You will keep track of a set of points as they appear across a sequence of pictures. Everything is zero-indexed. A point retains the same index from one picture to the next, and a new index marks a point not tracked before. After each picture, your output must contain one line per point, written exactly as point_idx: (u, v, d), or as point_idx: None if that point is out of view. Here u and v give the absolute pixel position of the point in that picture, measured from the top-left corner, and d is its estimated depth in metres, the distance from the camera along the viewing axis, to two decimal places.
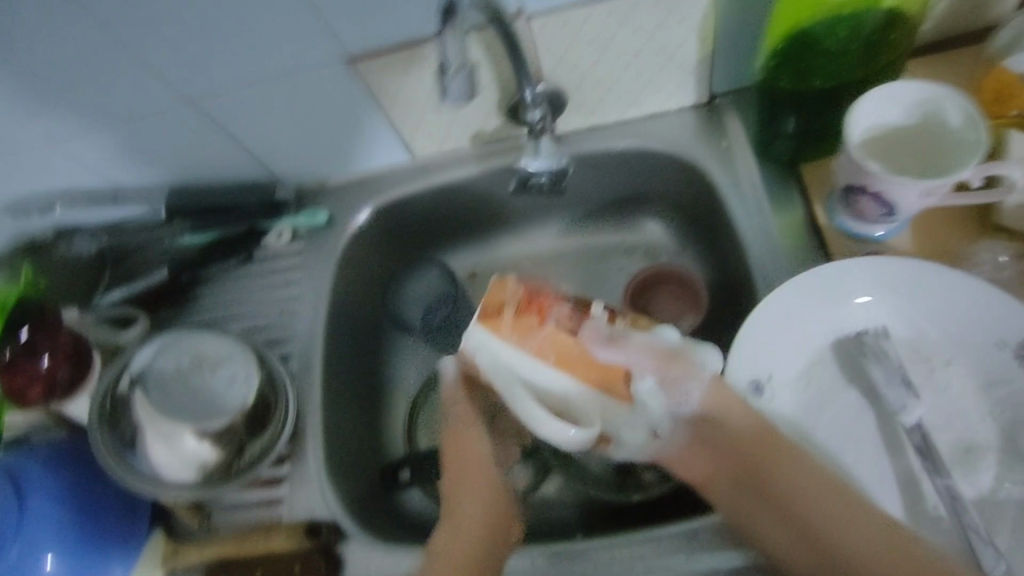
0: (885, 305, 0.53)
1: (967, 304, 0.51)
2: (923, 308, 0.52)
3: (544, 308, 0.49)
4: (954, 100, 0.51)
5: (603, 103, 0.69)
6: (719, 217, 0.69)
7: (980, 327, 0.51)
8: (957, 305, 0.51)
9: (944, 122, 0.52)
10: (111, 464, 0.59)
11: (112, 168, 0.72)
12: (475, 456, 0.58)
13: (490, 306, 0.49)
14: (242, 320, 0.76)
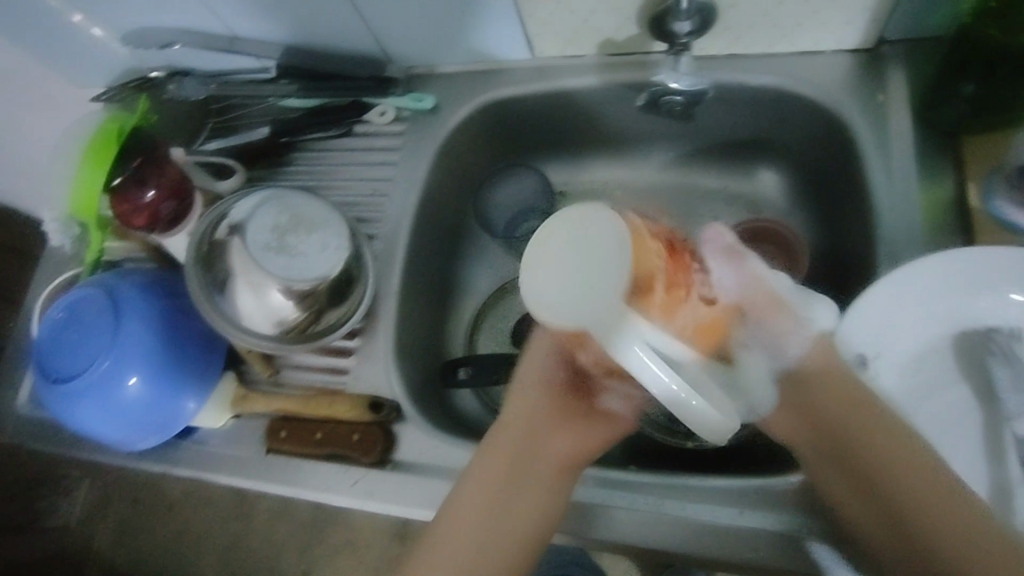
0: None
1: None
2: None
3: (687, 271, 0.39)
4: None
5: (752, 30, 0.62)
6: (849, 177, 0.63)
7: None
8: None
9: None
10: (201, 303, 0.61)
11: (233, 13, 0.71)
12: (529, 396, 0.52)
13: (641, 280, 0.36)
14: (334, 192, 0.76)
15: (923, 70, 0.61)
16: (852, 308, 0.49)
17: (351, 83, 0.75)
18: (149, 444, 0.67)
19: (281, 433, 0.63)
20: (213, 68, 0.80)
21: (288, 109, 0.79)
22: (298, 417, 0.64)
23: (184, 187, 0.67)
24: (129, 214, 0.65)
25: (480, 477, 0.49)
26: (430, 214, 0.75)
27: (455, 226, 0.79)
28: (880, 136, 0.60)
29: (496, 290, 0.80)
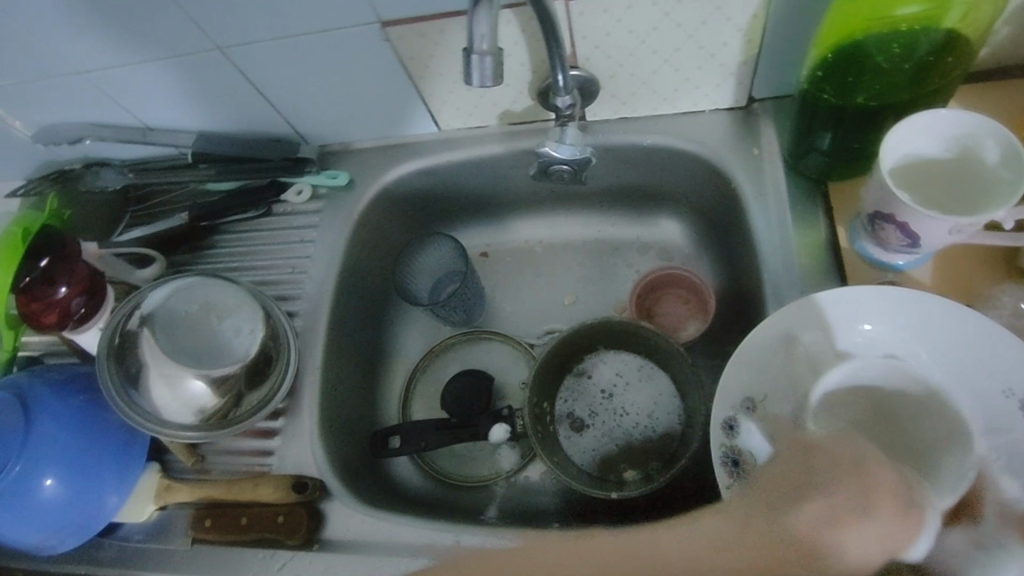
0: (884, 330, 0.52)
1: (984, 356, 0.50)
2: (933, 348, 0.51)
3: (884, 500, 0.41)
4: (994, 138, 0.49)
5: (635, 96, 0.67)
6: (737, 224, 0.68)
7: (991, 375, 0.49)
8: (973, 354, 0.50)
9: (979, 159, 0.51)
10: (116, 397, 0.61)
11: (144, 105, 0.73)
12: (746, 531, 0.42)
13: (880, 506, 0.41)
14: (255, 272, 0.77)
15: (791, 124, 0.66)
16: (730, 368, 0.52)
17: (267, 164, 0.77)
18: (69, 546, 0.65)
19: (207, 521, 0.63)
20: (133, 157, 0.81)
21: (210, 192, 0.81)
22: (222, 503, 0.64)
23: (96, 282, 0.67)
24: (39, 312, 0.64)
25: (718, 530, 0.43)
26: (351, 286, 0.77)
27: (379, 294, 0.81)
28: (758, 186, 0.65)
29: (425, 353, 0.82)
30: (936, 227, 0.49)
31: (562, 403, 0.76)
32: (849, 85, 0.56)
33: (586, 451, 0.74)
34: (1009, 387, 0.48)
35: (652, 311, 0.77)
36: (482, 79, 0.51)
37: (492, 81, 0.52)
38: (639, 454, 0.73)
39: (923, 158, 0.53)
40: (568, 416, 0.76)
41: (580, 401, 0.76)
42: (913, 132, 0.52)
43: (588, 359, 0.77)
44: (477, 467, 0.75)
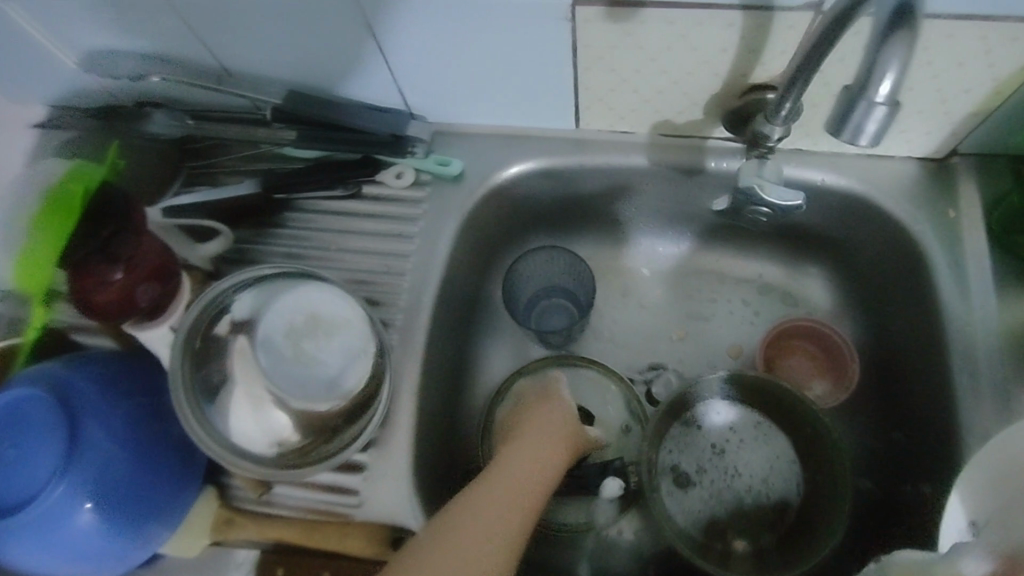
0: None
1: None
2: None
3: None
4: None
5: (827, 129, 0.58)
6: (912, 292, 0.60)
7: None
8: None
9: None
10: (186, 413, 0.49)
11: (232, 45, 0.60)
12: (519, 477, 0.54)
13: None
14: (338, 265, 0.65)
15: (996, 188, 0.58)
16: (961, 484, 0.46)
17: (366, 138, 0.64)
18: None
19: (279, 569, 0.56)
20: (194, 103, 0.67)
21: (288, 159, 0.68)
22: (297, 548, 0.55)
23: (169, 263, 0.53)
24: (95, 292, 0.51)
25: (512, 471, 0.54)
26: (449, 295, 0.66)
27: (470, 303, 0.70)
28: (954, 256, 0.57)
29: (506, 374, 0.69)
30: None
31: (667, 454, 0.68)
32: None
33: (694, 511, 0.66)
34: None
35: (775, 363, 0.68)
36: (857, 131, 0.38)
37: (873, 140, 0.38)
38: (752, 521, 0.66)
39: None
40: (673, 470, 0.68)
41: (688, 455, 0.68)
42: None
43: (701, 408, 0.68)
44: (569, 517, 0.66)
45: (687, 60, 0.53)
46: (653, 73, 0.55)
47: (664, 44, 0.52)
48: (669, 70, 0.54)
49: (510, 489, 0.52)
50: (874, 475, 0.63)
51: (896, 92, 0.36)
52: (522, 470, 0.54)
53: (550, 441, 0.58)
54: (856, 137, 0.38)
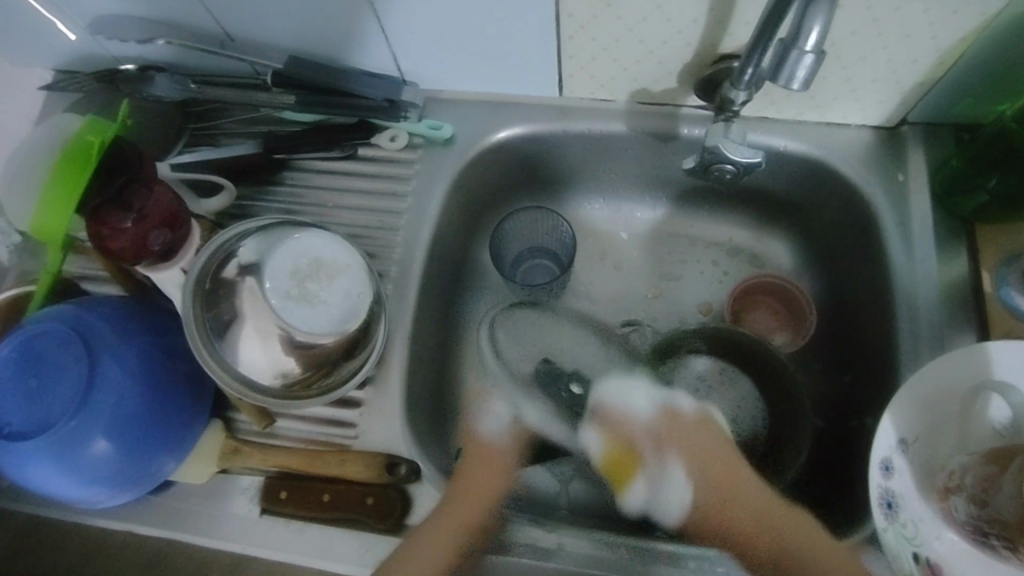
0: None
1: None
2: None
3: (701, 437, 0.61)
4: None
5: (788, 98, 0.63)
6: (863, 249, 0.65)
7: None
8: None
9: None
10: (199, 346, 0.55)
11: (238, 12, 0.63)
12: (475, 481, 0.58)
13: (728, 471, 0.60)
14: (336, 221, 0.69)
15: (941, 153, 0.64)
16: (892, 406, 0.50)
17: (362, 101, 0.68)
18: (115, 503, 0.58)
19: (282, 494, 0.58)
20: (196, 67, 0.71)
21: (286, 123, 0.72)
22: (298, 475, 0.59)
23: (180, 213, 0.57)
24: (109, 238, 0.55)
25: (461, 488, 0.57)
26: (439, 250, 0.70)
27: (459, 261, 0.75)
28: (901, 215, 0.62)
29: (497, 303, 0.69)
30: None
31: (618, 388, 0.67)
32: None
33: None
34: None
35: (741, 315, 0.74)
36: (790, 77, 0.44)
37: (801, 84, 0.44)
38: None
39: None
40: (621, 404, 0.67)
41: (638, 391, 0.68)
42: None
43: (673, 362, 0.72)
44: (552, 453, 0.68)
45: (661, 30, 0.57)
46: (629, 43, 0.60)
47: (640, 15, 0.56)
48: (644, 40, 0.59)
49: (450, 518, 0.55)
50: (826, 415, 0.69)
51: (822, 42, 0.42)
52: (474, 468, 0.59)
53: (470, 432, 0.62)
54: (789, 81, 0.44)
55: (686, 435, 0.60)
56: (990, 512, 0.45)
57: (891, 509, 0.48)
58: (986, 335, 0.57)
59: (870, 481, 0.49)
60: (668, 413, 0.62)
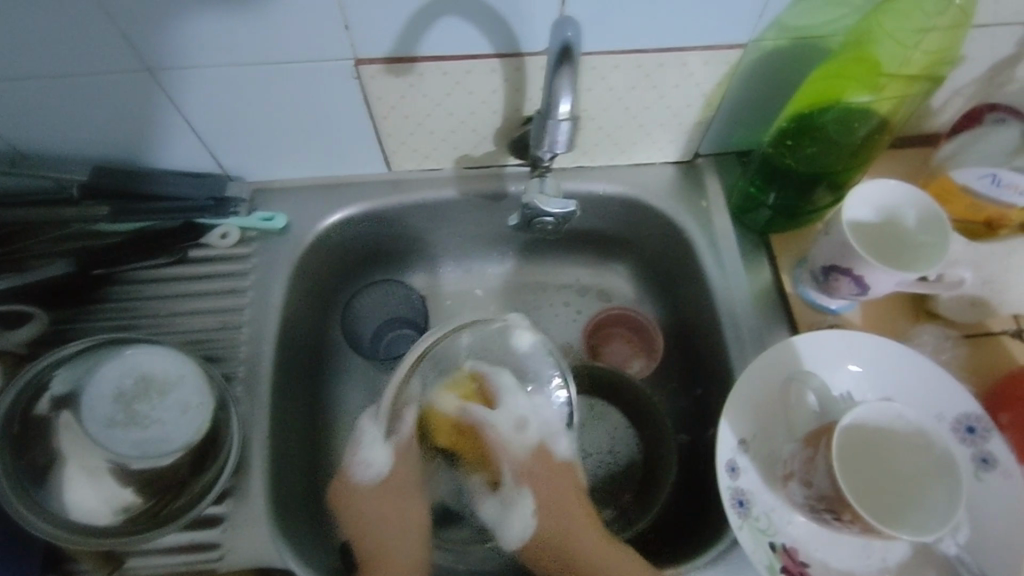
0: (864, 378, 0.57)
1: (929, 399, 0.55)
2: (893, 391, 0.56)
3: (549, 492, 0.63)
4: (910, 209, 0.58)
5: (594, 147, 0.70)
6: (686, 270, 0.72)
7: (940, 406, 0.55)
8: (928, 397, 0.56)
9: (903, 223, 0.58)
10: (9, 503, 0.47)
11: (30, 130, 0.60)
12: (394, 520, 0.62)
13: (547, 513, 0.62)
14: (174, 329, 0.66)
15: (731, 178, 0.72)
16: (727, 411, 0.55)
17: (184, 203, 0.67)
18: None
19: None
20: None
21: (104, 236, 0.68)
22: None
23: None
24: None
25: (382, 526, 0.62)
26: (290, 339, 0.68)
27: (316, 347, 0.73)
28: (709, 235, 0.70)
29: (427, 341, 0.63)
30: (884, 281, 0.56)
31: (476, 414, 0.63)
32: (801, 151, 0.61)
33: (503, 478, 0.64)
34: (903, 409, 0.48)
35: (598, 349, 0.78)
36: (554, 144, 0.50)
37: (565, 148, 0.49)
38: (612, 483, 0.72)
39: (868, 229, 0.59)
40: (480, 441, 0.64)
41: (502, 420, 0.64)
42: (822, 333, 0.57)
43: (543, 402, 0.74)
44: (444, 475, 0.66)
45: (466, 102, 0.61)
46: (440, 116, 0.63)
47: (443, 90, 0.60)
48: (453, 112, 0.63)
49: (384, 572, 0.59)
50: (689, 429, 0.72)
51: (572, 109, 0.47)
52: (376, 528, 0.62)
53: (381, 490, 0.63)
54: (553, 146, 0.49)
55: (548, 482, 0.63)
56: (815, 491, 0.48)
57: (743, 506, 0.52)
58: (796, 330, 0.64)
59: (722, 485, 0.53)
60: (540, 454, 0.64)
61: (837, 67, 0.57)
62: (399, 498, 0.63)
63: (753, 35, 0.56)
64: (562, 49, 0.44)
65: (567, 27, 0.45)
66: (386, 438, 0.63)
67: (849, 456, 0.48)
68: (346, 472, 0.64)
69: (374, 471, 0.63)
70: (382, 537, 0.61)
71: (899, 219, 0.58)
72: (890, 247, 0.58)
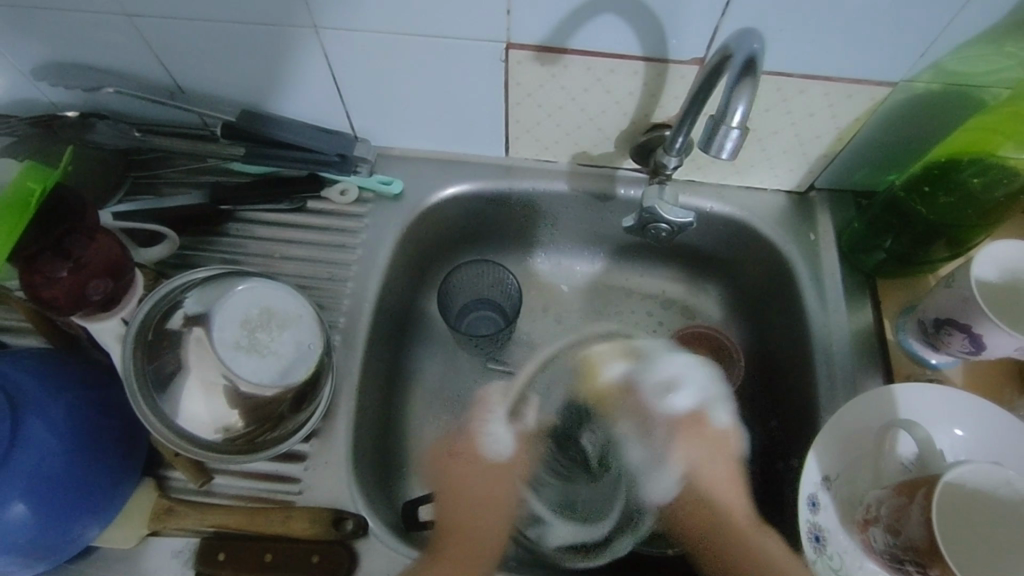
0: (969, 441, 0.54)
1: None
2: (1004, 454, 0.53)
3: (700, 436, 0.66)
4: None
5: (711, 163, 0.70)
6: (783, 300, 0.72)
7: None
8: None
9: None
10: (137, 399, 0.53)
11: (192, 67, 0.64)
12: (497, 489, 0.64)
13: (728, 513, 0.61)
14: (284, 271, 0.69)
15: (844, 216, 0.71)
16: (816, 445, 0.55)
17: (314, 155, 0.70)
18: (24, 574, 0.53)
19: (220, 555, 0.55)
20: (141, 116, 0.70)
21: (233, 174, 0.72)
22: (238, 534, 0.56)
23: (123, 261, 0.55)
24: (41, 287, 0.52)
25: (479, 483, 0.64)
26: (387, 300, 0.71)
27: (406, 313, 0.76)
28: (814, 269, 0.69)
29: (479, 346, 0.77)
30: (1003, 344, 0.54)
31: (588, 441, 0.71)
32: (933, 199, 0.60)
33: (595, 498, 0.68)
34: (1009, 476, 0.46)
35: None
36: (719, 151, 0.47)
37: (733, 156, 0.47)
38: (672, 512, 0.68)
39: (991, 286, 0.57)
40: (596, 458, 0.70)
41: (620, 455, 0.69)
42: (925, 388, 0.55)
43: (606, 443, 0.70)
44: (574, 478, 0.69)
45: (600, 99, 0.62)
46: (572, 110, 0.65)
47: (582, 85, 0.61)
48: (585, 108, 0.64)
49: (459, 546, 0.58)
50: (758, 460, 0.72)
51: (746, 118, 0.45)
52: (467, 498, 0.62)
53: (489, 472, 0.65)
54: (717, 153, 0.46)
55: (699, 442, 0.66)
56: (903, 540, 0.47)
57: (818, 541, 0.52)
58: (891, 378, 0.63)
59: (801, 517, 0.53)
60: (697, 417, 0.67)
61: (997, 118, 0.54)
62: (497, 475, 0.65)
63: (908, 75, 0.55)
64: (749, 59, 0.44)
65: (754, 37, 0.45)
66: (508, 421, 0.67)
67: (957, 520, 0.46)
68: (472, 443, 0.66)
69: (502, 447, 0.66)
70: (461, 510, 0.61)
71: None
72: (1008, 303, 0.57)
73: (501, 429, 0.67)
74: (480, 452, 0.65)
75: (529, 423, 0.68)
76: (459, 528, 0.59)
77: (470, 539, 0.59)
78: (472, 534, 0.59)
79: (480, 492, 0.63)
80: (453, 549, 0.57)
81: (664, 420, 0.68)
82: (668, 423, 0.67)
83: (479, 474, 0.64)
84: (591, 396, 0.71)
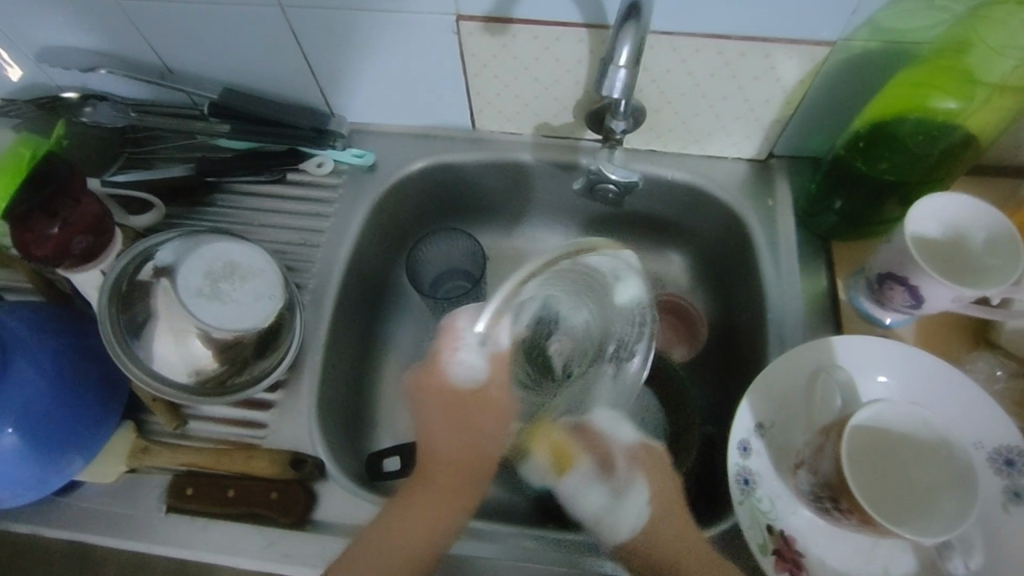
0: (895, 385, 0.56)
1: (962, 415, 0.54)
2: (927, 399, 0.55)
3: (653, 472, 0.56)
4: (977, 227, 0.55)
5: (669, 131, 0.72)
6: (742, 265, 0.73)
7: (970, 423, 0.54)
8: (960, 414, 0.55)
9: (968, 240, 0.56)
10: (113, 345, 0.57)
11: (175, 48, 0.69)
12: (463, 445, 0.58)
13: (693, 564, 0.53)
14: (262, 238, 0.74)
15: (803, 182, 0.72)
16: (750, 392, 0.56)
17: (291, 130, 0.74)
18: (14, 504, 0.58)
19: (188, 490, 0.59)
20: (135, 97, 0.76)
21: (219, 149, 0.77)
22: (206, 472, 0.60)
23: (105, 221, 0.61)
24: (32, 244, 0.58)
25: (449, 452, 0.58)
26: (359, 266, 0.75)
27: (381, 281, 0.80)
28: (770, 234, 0.70)
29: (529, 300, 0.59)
30: (940, 295, 0.55)
31: (557, 351, 0.64)
32: (878, 158, 0.61)
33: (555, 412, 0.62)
34: (927, 416, 0.48)
35: None
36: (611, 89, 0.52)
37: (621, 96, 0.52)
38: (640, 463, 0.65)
39: (931, 241, 0.57)
40: (561, 369, 0.64)
41: (579, 363, 0.63)
42: (858, 341, 0.57)
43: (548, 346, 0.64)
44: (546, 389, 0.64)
45: (551, 68, 0.65)
46: (527, 80, 0.68)
47: (533, 55, 0.64)
48: (539, 77, 0.67)
49: (404, 535, 0.55)
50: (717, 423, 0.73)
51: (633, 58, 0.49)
52: (439, 466, 0.58)
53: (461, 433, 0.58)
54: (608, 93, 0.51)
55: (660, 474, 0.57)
56: (820, 479, 0.48)
57: (747, 484, 0.53)
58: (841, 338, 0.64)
59: (730, 460, 0.54)
60: (644, 448, 0.58)
61: (931, 71, 0.55)
62: (475, 441, 0.59)
63: (843, 33, 0.57)
64: (632, 1, 0.48)
65: None
66: (482, 345, 0.55)
67: (861, 463, 0.48)
68: (437, 364, 0.56)
69: (476, 374, 0.56)
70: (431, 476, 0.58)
71: (964, 235, 0.56)
72: (966, 274, 0.56)
73: (473, 351, 0.55)
74: (445, 379, 0.56)
75: (502, 344, 0.56)
76: (454, 464, 0.58)
77: (424, 522, 0.55)
78: (428, 518, 0.55)
79: (450, 464, 0.58)
80: (442, 482, 0.58)
81: (615, 456, 0.57)
82: (629, 460, 0.56)
83: (460, 443, 0.58)
84: (562, 307, 0.62)
